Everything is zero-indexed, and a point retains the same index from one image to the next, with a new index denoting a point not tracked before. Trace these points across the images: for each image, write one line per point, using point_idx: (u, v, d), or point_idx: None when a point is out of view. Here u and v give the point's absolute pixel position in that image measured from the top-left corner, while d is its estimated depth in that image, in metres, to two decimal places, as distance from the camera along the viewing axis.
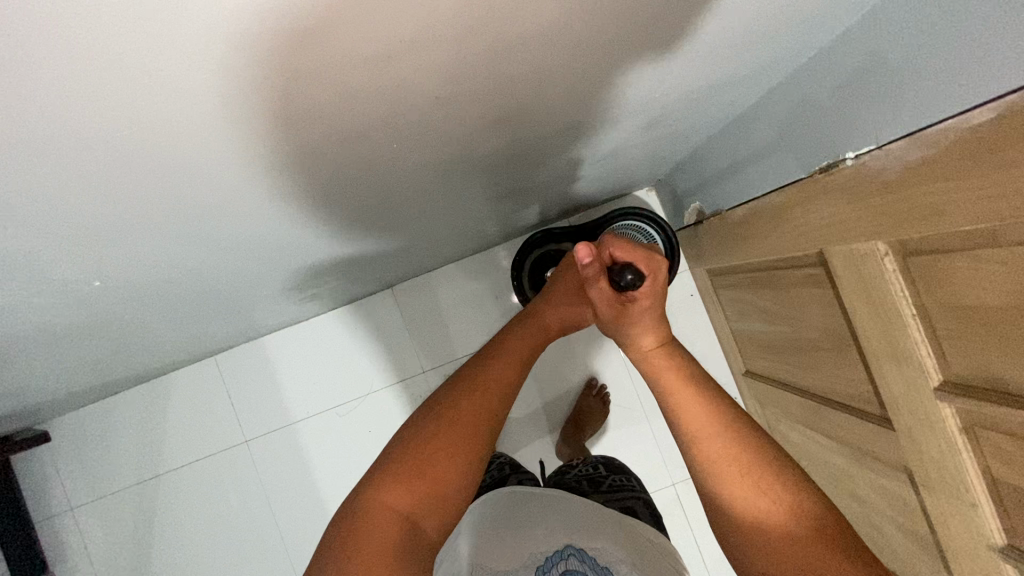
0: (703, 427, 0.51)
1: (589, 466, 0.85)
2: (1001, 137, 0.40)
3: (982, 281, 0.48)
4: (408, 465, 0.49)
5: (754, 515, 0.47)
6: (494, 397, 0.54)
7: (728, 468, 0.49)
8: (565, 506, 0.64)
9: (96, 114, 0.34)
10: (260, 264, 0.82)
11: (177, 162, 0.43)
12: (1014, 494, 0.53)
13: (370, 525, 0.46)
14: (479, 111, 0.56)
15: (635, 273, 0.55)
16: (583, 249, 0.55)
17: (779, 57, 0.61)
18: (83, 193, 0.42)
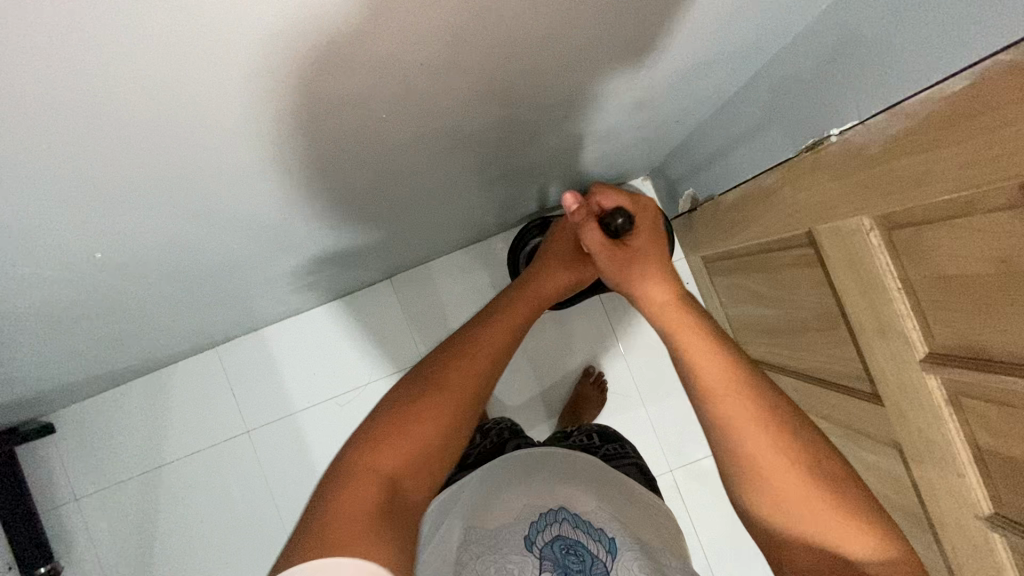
0: (719, 386, 0.51)
1: (584, 434, 0.84)
2: (974, 104, 0.41)
3: (962, 250, 0.49)
4: (394, 429, 0.50)
5: (757, 466, 0.48)
6: (480, 367, 0.55)
7: (746, 428, 0.49)
8: (565, 466, 0.64)
9: (96, 57, 0.36)
10: (258, 248, 0.83)
11: (174, 119, 0.44)
12: (998, 462, 0.54)
13: (353, 485, 0.46)
14: (467, 85, 0.57)
15: (624, 216, 0.62)
16: (570, 195, 0.62)
17: (763, 37, 0.63)
18: (82, 147, 0.44)
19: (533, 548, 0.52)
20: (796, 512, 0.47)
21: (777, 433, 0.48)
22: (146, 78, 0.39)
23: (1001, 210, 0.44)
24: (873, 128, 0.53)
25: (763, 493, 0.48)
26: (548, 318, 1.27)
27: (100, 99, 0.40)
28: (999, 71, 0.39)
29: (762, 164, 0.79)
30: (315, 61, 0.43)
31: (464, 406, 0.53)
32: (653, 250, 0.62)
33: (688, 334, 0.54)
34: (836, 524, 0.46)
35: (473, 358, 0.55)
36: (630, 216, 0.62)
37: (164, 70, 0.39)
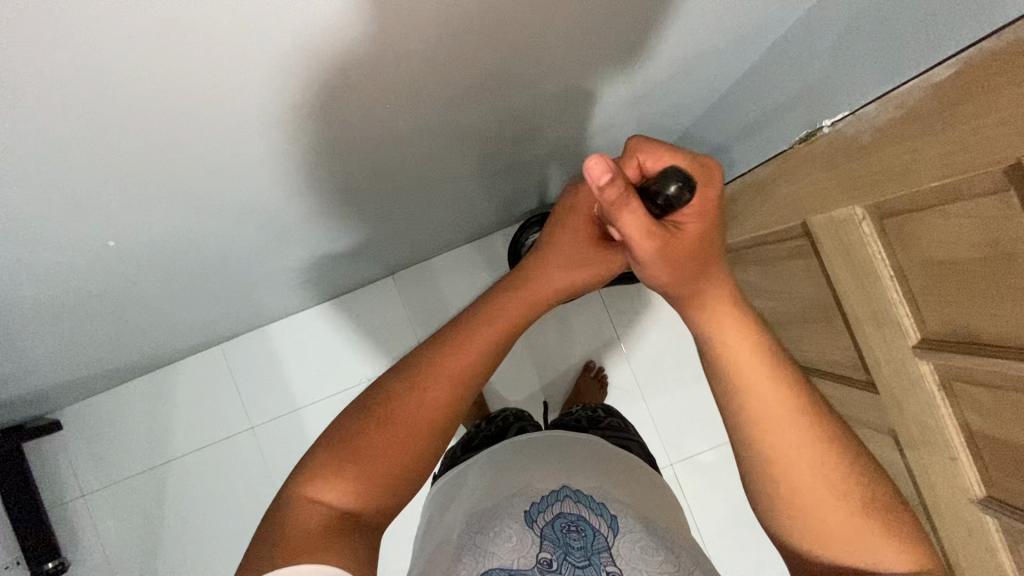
0: (773, 415, 0.46)
1: (587, 410, 0.86)
2: (959, 91, 0.43)
3: (951, 236, 0.51)
4: (341, 461, 0.46)
5: (774, 460, 0.46)
6: (441, 384, 0.49)
7: (797, 460, 0.46)
8: (568, 448, 0.65)
9: (107, 43, 0.37)
10: (263, 244, 0.85)
11: (181, 107, 0.46)
12: (989, 445, 0.55)
13: (302, 514, 0.44)
14: (468, 80, 0.59)
15: (678, 183, 0.44)
16: (602, 160, 0.40)
17: (756, 32, 0.64)
18: (92, 136, 0.45)
19: (534, 526, 0.53)
20: (838, 543, 0.45)
21: (829, 463, 0.46)
22: (158, 65, 0.40)
23: (988, 196, 0.45)
24: (864, 118, 0.54)
25: (807, 523, 0.46)
26: (548, 312, 1.28)
27: (114, 87, 0.41)
28: (985, 59, 0.40)
29: (759, 158, 0.80)
30: (326, 56, 0.45)
31: (421, 433, 0.49)
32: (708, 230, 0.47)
33: (743, 356, 0.47)
34: (878, 553, 0.45)
35: (434, 381, 0.49)
36: (689, 182, 0.44)
37: (176, 57, 0.40)
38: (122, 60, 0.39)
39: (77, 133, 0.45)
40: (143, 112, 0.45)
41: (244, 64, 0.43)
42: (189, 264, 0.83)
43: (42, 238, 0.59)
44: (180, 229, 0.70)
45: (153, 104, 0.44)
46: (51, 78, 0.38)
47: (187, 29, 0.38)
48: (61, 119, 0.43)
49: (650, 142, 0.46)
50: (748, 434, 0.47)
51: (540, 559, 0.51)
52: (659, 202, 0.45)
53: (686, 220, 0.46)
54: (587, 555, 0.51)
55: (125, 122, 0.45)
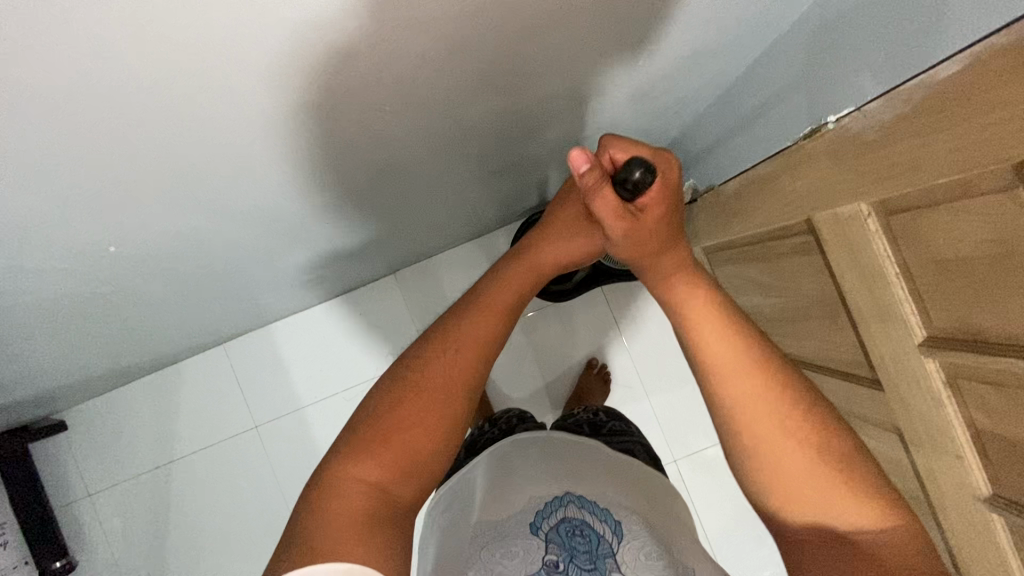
0: (730, 369, 0.51)
1: (590, 412, 0.87)
2: (966, 88, 0.42)
3: (958, 234, 0.50)
4: (378, 437, 0.52)
5: (771, 451, 0.49)
6: (466, 358, 0.56)
7: (755, 410, 0.50)
8: (570, 455, 0.66)
9: (102, 49, 0.37)
10: (263, 242, 0.85)
11: (181, 111, 0.45)
12: (996, 443, 0.55)
13: (340, 495, 0.49)
14: (469, 78, 0.58)
15: (643, 168, 0.50)
16: (581, 155, 0.50)
17: (760, 26, 0.63)
18: (92, 139, 0.45)
19: (539, 534, 0.53)
20: (799, 492, 0.49)
21: (792, 420, 0.49)
22: (160, 71, 0.40)
23: (995, 193, 0.44)
24: (868, 113, 0.53)
25: (768, 474, 0.50)
26: (550, 309, 1.28)
27: (113, 92, 0.41)
28: (992, 54, 0.39)
29: (763, 154, 0.79)
30: (323, 60, 0.45)
31: (450, 404, 0.54)
32: (671, 212, 0.54)
33: (701, 314, 0.53)
34: (838, 503, 0.48)
35: (459, 349, 0.56)
36: (652, 167, 0.50)
37: (178, 61, 0.40)
38: (122, 66, 0.39)
39: (76, 139, 0.44)
40: (144, 118, 0.45)
41: (248, 67, 0.43)
42: (190, 265, 0.82)
43: (43, 242, 0.59)
44: (181, 231, 0.70)
45: (156, 108, 0.44)
46: (54, 84, 0.38)
47: (190, 37, 0.38)
48: (60, 126, 0.42)
49: (616, 138, 0.53)
50: (709, 386, 0.52)
51: (546, 561, 0.50)
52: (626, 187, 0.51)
53: (650, 202, 0.52)
54: (592, 558, 0.51)
55: (125, 127, 0.45)
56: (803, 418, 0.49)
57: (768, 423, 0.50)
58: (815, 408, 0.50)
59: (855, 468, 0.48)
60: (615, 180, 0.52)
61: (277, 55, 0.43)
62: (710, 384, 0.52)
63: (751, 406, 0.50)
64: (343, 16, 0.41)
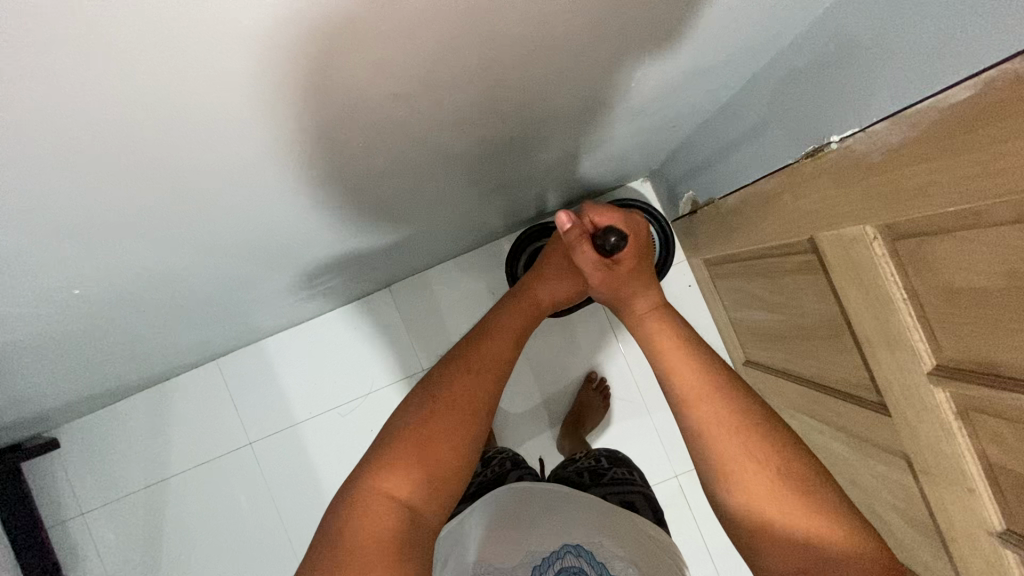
0: (694, 390, 0.53)
1: (591, 459, 0.85)
2: (979, 115, 0.39)
3: (969, 262, 0.47)
4: (406, 450, 0.50)
5: (739, 475, 0.49)
6: (490, 376, 0.56)
7: (718, 430, 0.51)
8: (564, 505, 0.64)
9: (55, 87, 0.34)
10: (250, 261, 0.82)
11: (152, 143, 0.43)
12: (1011, 479, 0.52)
13: (369, 512, 0.47)
14: (457, 96, 0.56)
15: (617, 234, 0.62)
16: (564, 215, 0.62)
17: (758, 41, 0.60)
18: (56, 173, 0.43)
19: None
20: (764, 518, 0.48)
21: (758, 443, 0.50)
22: (135, 108, 0.39)
23: (1009, 224, 0.42)
24: (874, 135, 0.51)
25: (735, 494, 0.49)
26: (550, 325, 1.26)
27: (77, 128, 0.39)
28: (1002, 81, 0.37)
29: (762, 170, 0.76)
30: (304, 89, 0.44)
31: (475, 421, 0.54)
32: (642, 266, 0.64)
33: (666, 343, 0.58)
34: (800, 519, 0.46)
35: (476, 370, 0.55)
36: (624, 235, 0.62)
37: (153, 97, 0.38)
38: (90, 101, 0.37)
39: (38, 174, 0.42)
40: (121, 150, 0.43)
41: (225, 99, 0.41)
42: (176, 287, 0.80)
43: (17, 273, 0.57)
44: (164, 255, 0.68)
45: (131, 143, 0.42)
46: (21, 127, 0.37)
47: (164, 74, 0.37)
48: (27, 163, 0.40)
49: (596, 204, 0.64)
50: (680, 408, 0.54)
51: None
52: (604, 248, 0.63)
53: (625, 257, 0.63)
54: None
55: (90, 158, 0.43)
56: (768, 439, 0.50)
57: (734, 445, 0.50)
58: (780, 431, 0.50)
59: (826, 497, 0.47)
60: (595, 242, 0.63)
61: (255, 84, 0.41)
62: (679, 405, 0.54)
63: (714, 426, 0.51)
64: (322, 46, 0.39)
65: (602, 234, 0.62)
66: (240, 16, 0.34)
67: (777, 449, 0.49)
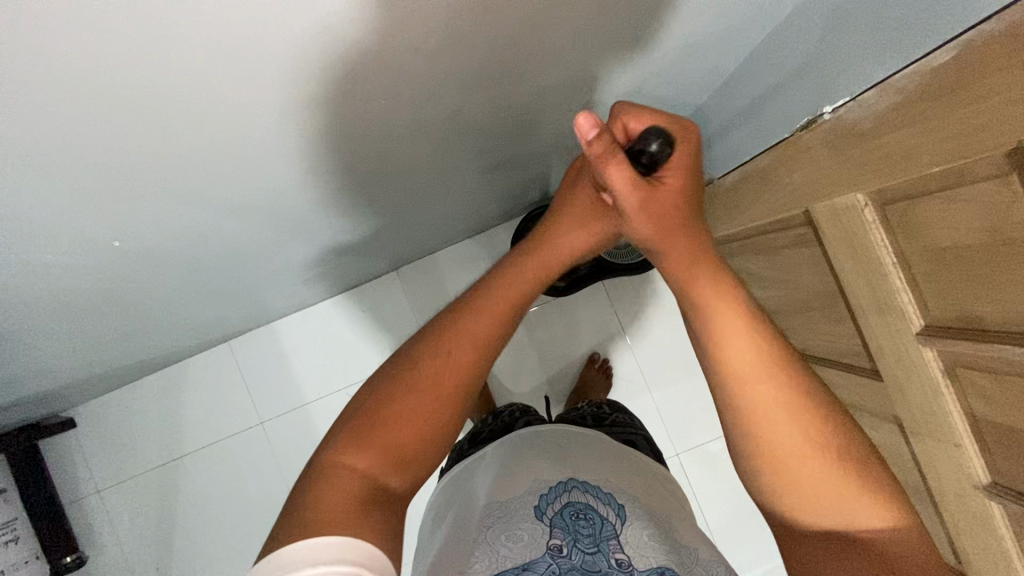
0: (751, 371, 0.48)
1: (593, 405, 0.87)
2: (960, 74, 0.42)
3: (953, 221, 0.50)
4: (370, 432, 0.49)
5: (796, 461, 0.47)
6: (469, 354, 0.52)
7: (778, 414, 0.47)
8: (573, 450, 0.64)
9: (102, 45, 0.37)
10: (265, 239, 0.85)
11: (184, 109, 0.46)
12: (994, 431, 0.55)
13: (333, 484, 0.47)
14: (471, 74, 0.58)
15: (660, 139, 0.47)
16: (586, 118, 0.45)
17: (754, 18, 0.63)
18: (94, 136, 0.46)
19: (544, 518, 0.54)
20: (817, 500, 0.47)
21: (811, 421, 0.47)
22: (176, 65, 0.41)
23: (990, 179, 0.44)
24: (863, 103, 0.54)
25: (785, 480, 0.47)
26: (552, 307, 1.28)
27: (116, 88, 0.41)
28: (981, 41, 0.40)
29: (763, 145, 0.79)
30: (333, 54, 0.46)
31: (447, 400, 0.52)
32: (688, 186, 0.51)
33: (719, 307, 0.49)
34: (855, 510, 0.46)
35: (455, 347, 0.52)
36: (669, 137, 0.47)
37: (191, 57, 0.41)
38: (135, 57, 0.39)
39: (77, 137, 0.45)
40: (159, 111, 0.46)
41: (252, 64, 0.44)
42: (193, 264, 0.83)
43: (50, 241, 0.60)
44: (186, 230, 0.71)
45: (165, 106, 0.45)
46: (65, 84, 0.39)
47: (203, 27, 0.39)
48: (74, 121, 0.43)
49: (629, 105, 0.49)
50: (728, 390, 0.49)
51: (551, 545, 0.51)
52: (642, 159, 0.48)
53: (669, 175, 0.49)
54: (595, 542, 0.52)
55: (124, 122, 0.45)
56: (818, 416, 0.47)
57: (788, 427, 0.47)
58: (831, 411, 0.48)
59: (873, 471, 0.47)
60: (629, 152, 0.48)
61: (286, 46, 0.43)
62: (728, 388, 0.49)
63: (770, 411, 0.47)
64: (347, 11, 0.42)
65: (639, 138, 0.47)
66: None
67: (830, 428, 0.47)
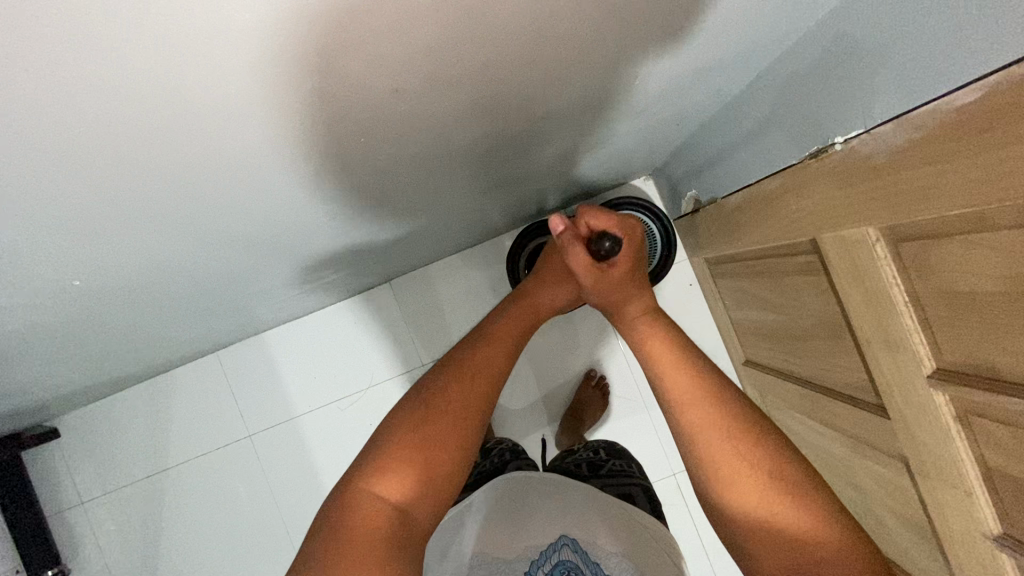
0: (687, 396, 0.54)
1: (590, 451, 0.87)
2: (985, 118, 0.39)
3: (971, 266, 0.47)
4: (397, 456, 0.51)
5: (736, 486, 0.49)
6: (484, 379, 0.57)
7: (710, 431, 0.51)
8: (566, 501, 0.64)
9: (45, 82, 0.34)
10: (250, 255, 0.82)
11: (148, 141, 0.43)
12: (1008, 484, 0.52)
13: (359, 513, 0.48)
14: (463, 93, 0.55)
15: (611, 238, 0.65)
16: (557, 219, 0.67)
17: (763, 39, 0.60)
18: (51, 171, 0.43)
19: None
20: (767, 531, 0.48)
21: (749, 444, 0.50)
22: (147, 102, 0.39)
23: (1012, 228, 0.42)
24: (878, 137, 0.51)
25: (732, 503, 0.50)
26: (551, 325, 1.25)
27: (78, 124, 0.38)
28: (1007, 86, 0.37)
29: (766, 169, 0.76)
30: (310, 80, 0.43)
31: (467, 423, 0.54)
32: (634, 272, 0.67)
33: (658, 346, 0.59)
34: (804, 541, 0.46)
35: (477, 376, 0.56)
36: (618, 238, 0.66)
37: (154, 94, 0.38)
38: (96, 95, 0.36)
39: (31, 169, 0.42)
40: (129, 144, 0.43)
41: (227, 95, 0.41)
42: (175, 281, 0.80)
43: (19, 266, 0.57)
44: (163, 250, 0.67)
45: (130, 139, 0.42)
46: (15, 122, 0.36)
47: (167, 64, 0.36)
48: (30, 155, 0.40)
49: (590, 209, 0.68)
50: (671, 410, 0.55)
51: None
52: (599, 253, 0.66)
53: (619, 263, 0.66)
54: None
55: (91, 149, 0.42)
56: (756, 438, 0.50)
57: (726, 448, 0.50)
58: (768, 435, 0.50)
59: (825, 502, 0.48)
60: (590, 247, 0.66)
61: (261, 79, 0.40)
62: (672, 409, 0.55)
63: (705, 432, 0.51)
64: (321, 37, 0.38)
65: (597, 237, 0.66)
66: (245, 8, 0.34)
67: (767, 450, 0.50)
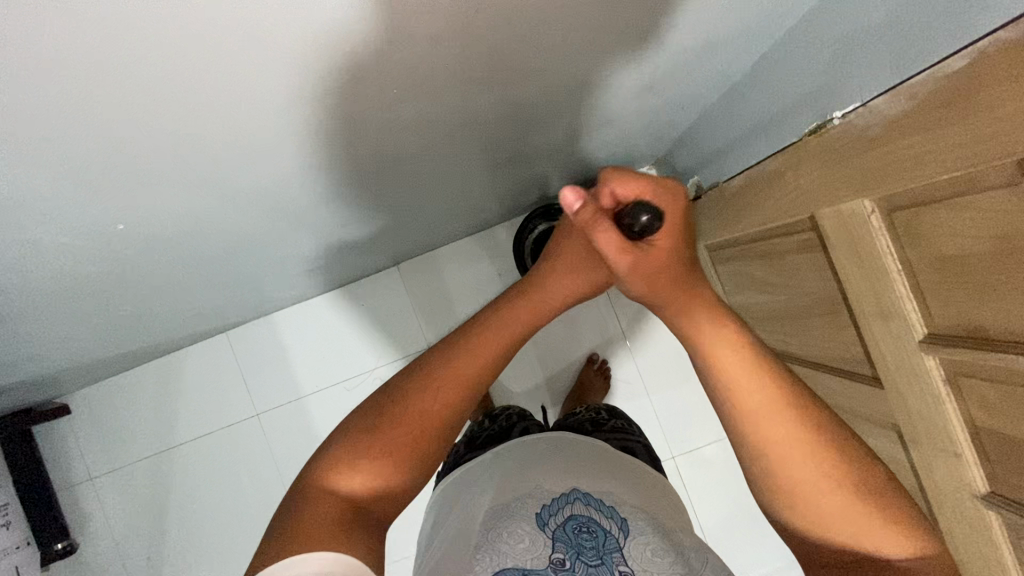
0: (743, 383, 0.48)
1: (592, 411, 0.89)
2: (976, 82, 0.42)
3: (960, 229, 0.50)
4: (359, 450, 0.49)
5: (788, 473, 0.46)
6: (461, 380, 0.52)
7: (770, 420, 0.46)
8: (572, 457, 0.66)
9: (98, 40, 0.36)
10: (268, 231, 0.84)
11: (185, 105, 0.45)
12: (995, 441, 0.55)
13: (314, 504, 0.46)
14: (483, 70, 0.57)
15: (649, 212, 0.46)
16: (571, 191, 0.45)
17: (764, 23, 0.63)
18: (93, 132, 0.45)
19: (546, 529, 0.54)
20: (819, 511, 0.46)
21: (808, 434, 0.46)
22: (187, 65, 0.41)
23: (999, 188, 0.45)
24: (874, 110, 0.54)
25: (787, 491, 0.46)
26: None
27: (122, 86, 0.41)
28: (998, 50, 0.39)
29: (764, 151, 0.79)
30: (344, 49, 0.45)
31: (436, 424, 0.51)
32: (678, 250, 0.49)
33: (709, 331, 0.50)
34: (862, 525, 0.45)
35: (453, 377, 0.52)
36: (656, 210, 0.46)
37: (195, 57, 0.40)
38: (140, 55, 0.38)
39: (74, 130, 0.44)
40: (165, 109, 0.45)
41: (262, 61, 0.43)
42: (194, 254, 0.82)
43: (51, 229, 0.59)
44: (188, 220, 0.70)
45: (168, 102, 0.44)
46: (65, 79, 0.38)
47: (210, 27, 0.38)
48: (75, 117, 0.42)
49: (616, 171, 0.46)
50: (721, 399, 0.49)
51: (553, 559, 0.52)
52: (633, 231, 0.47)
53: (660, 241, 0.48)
54: (599, 555, 0.52)
55: (132, 112, 0.44)
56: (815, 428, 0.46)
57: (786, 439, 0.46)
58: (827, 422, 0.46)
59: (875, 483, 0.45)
60: (619, 223, 0.47)
61: (297, 47, 0.43)
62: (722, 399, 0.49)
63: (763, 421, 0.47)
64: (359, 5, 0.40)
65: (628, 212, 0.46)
66: None
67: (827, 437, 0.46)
